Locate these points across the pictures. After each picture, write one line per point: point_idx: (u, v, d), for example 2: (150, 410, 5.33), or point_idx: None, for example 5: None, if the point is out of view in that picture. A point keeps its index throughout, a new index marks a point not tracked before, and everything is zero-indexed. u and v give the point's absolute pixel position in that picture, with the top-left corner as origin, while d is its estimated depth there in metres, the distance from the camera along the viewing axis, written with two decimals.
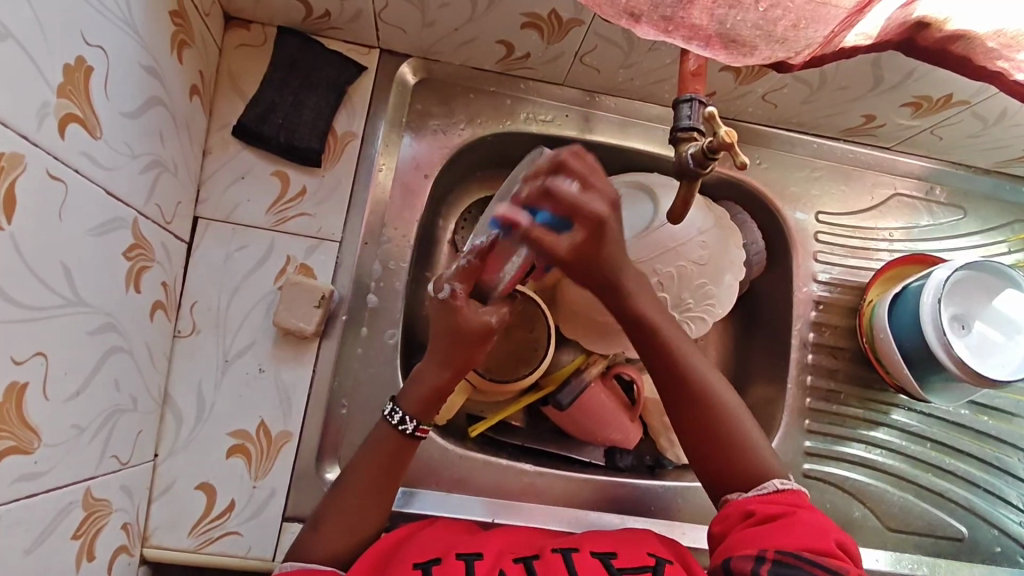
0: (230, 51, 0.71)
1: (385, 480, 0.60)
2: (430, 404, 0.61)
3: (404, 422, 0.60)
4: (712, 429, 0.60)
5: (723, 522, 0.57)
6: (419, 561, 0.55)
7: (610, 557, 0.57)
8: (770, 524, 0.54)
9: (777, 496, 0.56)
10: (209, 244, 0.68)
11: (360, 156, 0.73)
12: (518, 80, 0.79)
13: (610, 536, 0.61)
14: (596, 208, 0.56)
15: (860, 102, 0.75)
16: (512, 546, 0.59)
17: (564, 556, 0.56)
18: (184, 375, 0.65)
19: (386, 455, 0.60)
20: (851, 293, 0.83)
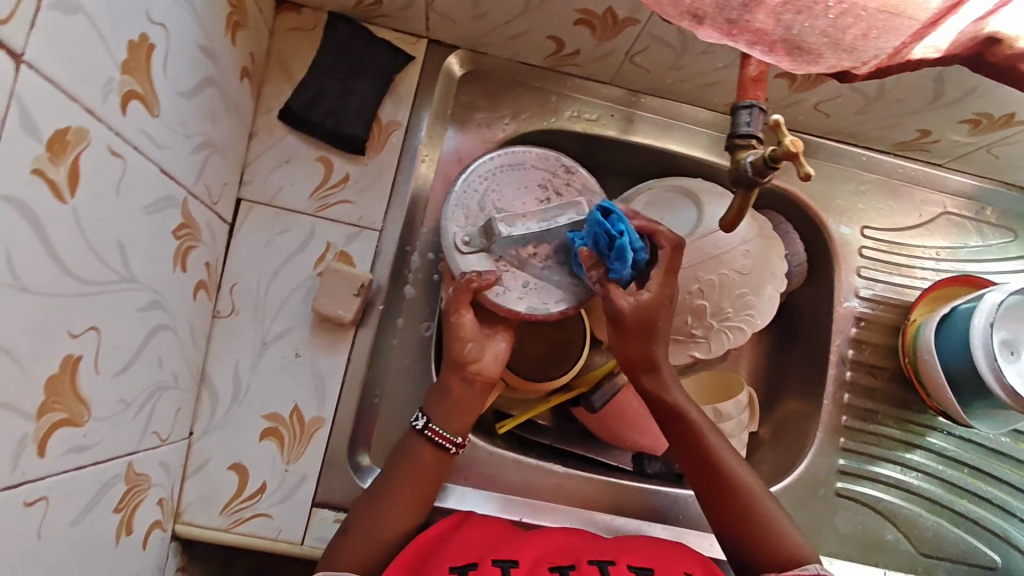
0: (281, 35, 0.71)
1: (421, 493, 0.64)
2: (439, 401, 0.66)
3: (416, 418, 0.66)
4: (737, 509, 0.63)
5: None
6: (456, 565, 0.56)
7: (648, 573, 0.57)
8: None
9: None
10: (252, 227, 0.68)
11: (404, 147, 0.73)
12: (565, 77, 0.78)
13: (645, 550, 0.61)
14: (619, 302, 0.64)
15: (917, 116, 0.73)
16: (545, 552, 0.59)
17: (600, 570, 0.56)
18: (221, 355, 0.66)
19: (425, 467, 0.64)
20: (894, 311, 0.81)
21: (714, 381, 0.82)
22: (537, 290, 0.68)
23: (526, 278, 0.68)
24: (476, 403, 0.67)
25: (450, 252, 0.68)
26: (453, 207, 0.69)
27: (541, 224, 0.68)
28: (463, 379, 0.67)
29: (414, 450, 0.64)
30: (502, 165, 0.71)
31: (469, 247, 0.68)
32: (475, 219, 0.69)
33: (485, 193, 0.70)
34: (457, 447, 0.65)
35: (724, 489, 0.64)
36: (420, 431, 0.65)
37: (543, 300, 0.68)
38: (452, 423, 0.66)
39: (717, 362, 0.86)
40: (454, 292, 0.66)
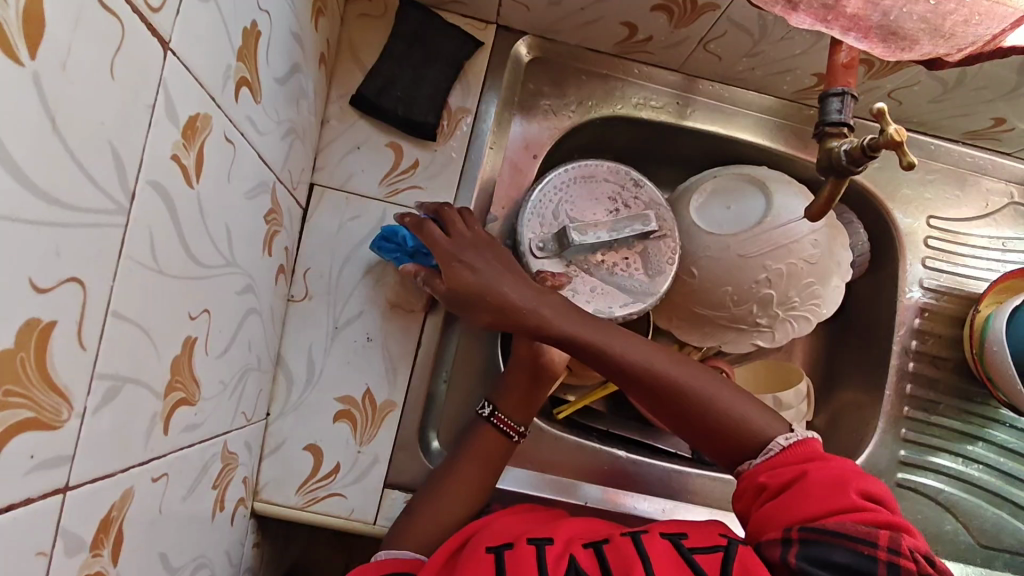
0: (352, 21, 0.71)
1: (484, 477, 0.66)
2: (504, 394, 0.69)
3: (481, 405, 0.68)
4: (695, 415, 0.59)
5: (743, 500, 0.57)
6: (492, 547, 0.56)
7: (681, 537, 0.54)
8: (784, 493, 0.53)
9: (783, 456, 0.56)
10: (324, 213, 0.69)
11: (472, 133, 0.73)
12: (632, 64, 0.77)
13: (683, 520, 0.58)
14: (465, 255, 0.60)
15: (993, 105, 0.72)
16: (582, 533, 0.58)
17: (634, 539, 0.54)
18: (296, 339, 0.67)
19: (489, 453, 0.66)
20: (957, 303, 0.80)
21: (770, 370, 0.83)
22: (606, 293, 0.70)
23: (596, 282, 0.71)
24: (538, 394, 0.69)
25: (526, 257, 0.70)
26: (529, 214, 0.71)
27: (612, 232, 0.70)
28: (529, 373, 0.69)
29: (480, 438, 0.67)
30: (573, 177, 0.73)
31: (544, 252, 0.70)
32: (551, 225, 0.71)
33: (556, 202, 0.72)
34: (520, 436, 0.68)
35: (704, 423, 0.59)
36: (486, 419, 0.67)
37: (611, 303, 0.70)
38: (516, 414, 0.68)
39: (774, 352, 0.86)
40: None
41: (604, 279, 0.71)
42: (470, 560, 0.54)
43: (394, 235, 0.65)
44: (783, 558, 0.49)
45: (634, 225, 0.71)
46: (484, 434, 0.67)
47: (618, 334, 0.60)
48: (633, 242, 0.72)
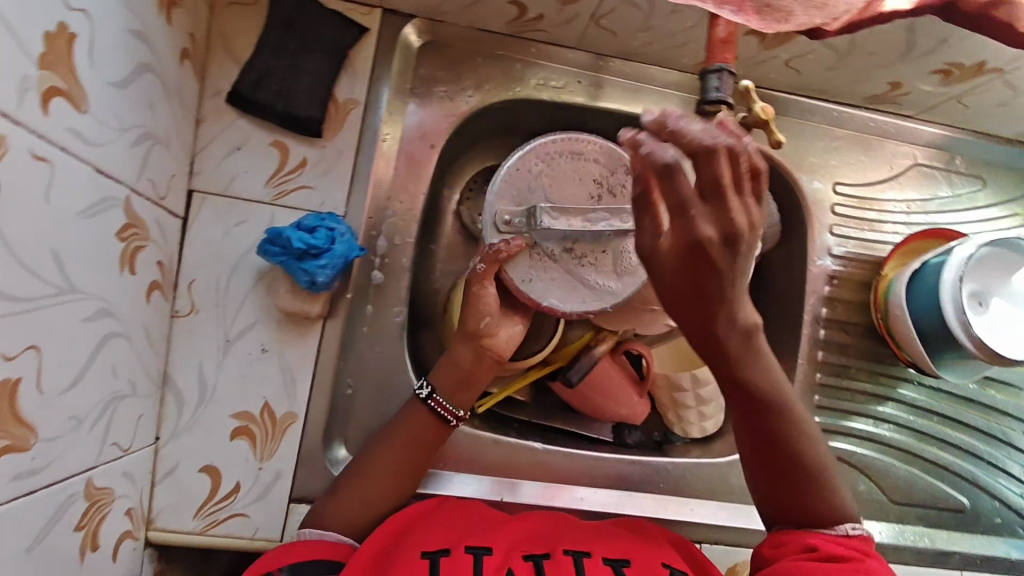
0: (222, 9, 0.65)
1: (416, 459, 0.64)
2: (447, 376, 0.66)
3: (420, 386, 0.66)
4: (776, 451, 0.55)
5: (778, 547, 0.55)
6: (430, 550, 0.56)
7: (622, 564, 0.58)
8: (835, 563, 0.51)
9: (848, 538, 0.54)
10: (206, 221, 0.65)
11: (362, 125, 0.69)
12: (528, 43, 0.74)
13: (620, 540, 0.62)
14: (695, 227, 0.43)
15: (889, 69, 0.71)
16: (525, 540, 0.60)
17: (576, 560, 0.57)
18: (184, 357, 0.64)
19: (422, 436, 0.64)
20: (865, 268, 0.82)
21: (691, 347, 0.83)
22: (562, 286, 0.69)
23: (558, 272, 0.69)
24: (480, 375, 0.67)
25: (488, 227, 0.69)
26: (502, 181, 0.69)
27: (585, 222, 0.68)
28: (476, 353, 0.67)
29: (414, 418, 0.64)
30: (589, 150, 0.70)
31: (508, 225, 0.69)
32: (518, 196, 0.69)
33: (541, 174, 0.69)
34: (458, 419, 0.66)
35: (809, 472, 0.55)
36: (422, 401, 0.65)
37: (563, 296, 0.69)
38: (456, 396, 0.66)
39: None
40: (479, 269, 0.68)
41: (566, 270, 0.69)
42: (406, 561, 0.55)
43: (278, 236, 0.60)
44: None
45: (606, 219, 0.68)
46: (417, 415, 0.65)
47: (767, 363, 0.52)
48: (606, 238, 0.69)
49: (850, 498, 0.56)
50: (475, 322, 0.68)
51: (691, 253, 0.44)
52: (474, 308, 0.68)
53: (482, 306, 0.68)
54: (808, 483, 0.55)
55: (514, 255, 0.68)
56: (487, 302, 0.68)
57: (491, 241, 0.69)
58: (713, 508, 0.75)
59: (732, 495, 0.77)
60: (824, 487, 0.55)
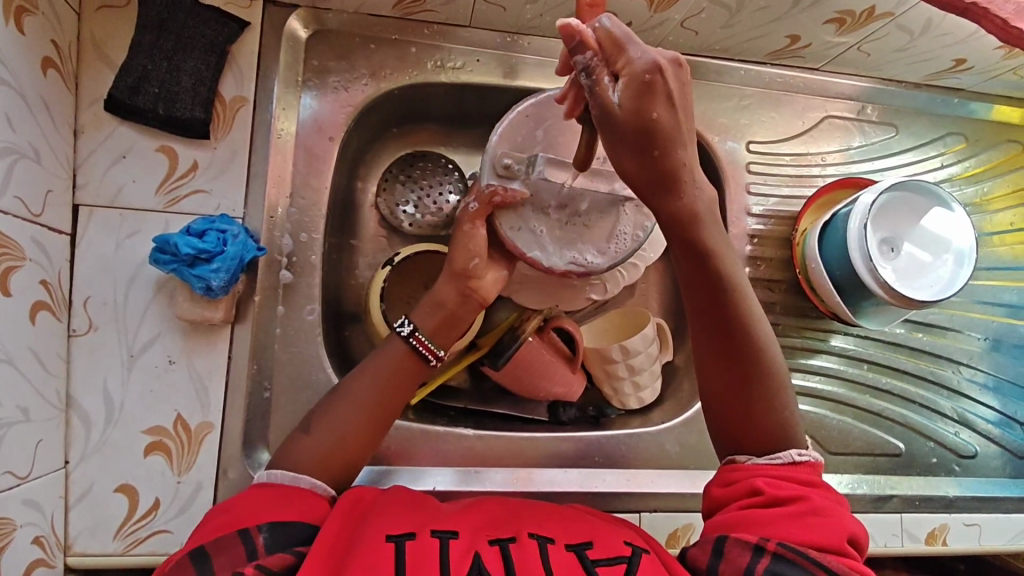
0: (91, 14, 0.63)
1: (393, 399, 0.61)
2: (432, 314, 0.65)
3: (401, 325, 0.63)
4: (728, 371, 0.58)
5: (728, 487, 0.57)
6: (393, 533, 0.51)
7: (586, 548, 0.54)
8: (778, 507, 0.53)
9: (792, 469, 0.56)
10: (95, 234, 0.63)
11: (254, 122, 0.67)
12: (422, 25, 0.72)
13: (586, 527, 0.58)
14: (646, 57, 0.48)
15: (783, 21, 0.71)
16: (489, 525, 0.56)
17: (540, 544, 0.53)
18: (86, 376, 0.62)
19: (399, 373, 0.62)
20: (785, 224, 0.82)
21: (623, 319, 0.81)
22: (553, 245, 0.68)
23: (550, 230, 0.68)
24: (465, 317, 0.66)
25: (485, 167, 0.67)
26: (507, 125, 0.67)
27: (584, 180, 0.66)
28: (461, 294, 0.65)
29: (392, 356, 0.62)
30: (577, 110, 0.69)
31: (507, 170, 0.66)
32: (520, 143, 0.68)
33: (546, 124, 0.68)
34: (438, 360, 0.64)
35: (756, 368, 0.58)
36: (405, 338, 0.63)
37: (549, 252, 0.68)
38: (438, 336, 0.65)
39: (625, 299, 0.86)
40: (472, 207, 0.66)
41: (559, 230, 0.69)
42: (371, 542, 0.49)
43: (166, 243, 0.59)
44: (751, 567, 0.50)
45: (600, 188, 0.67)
46: (397, 352, 0.62)
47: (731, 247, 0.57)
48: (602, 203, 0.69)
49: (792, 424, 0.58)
50: (462, 262, 0.65)
51: (642, 80, 0.48)
52: (465, 248, 0.65)
53: (470, 248, 0.66)
54: (756, 383, 0.58)
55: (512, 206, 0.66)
56: (474, 244, 0.66)
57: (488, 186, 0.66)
58: (651, 476, 0.75)
59: (670, 462, 0.77)
60: (770, 397, 0.58)
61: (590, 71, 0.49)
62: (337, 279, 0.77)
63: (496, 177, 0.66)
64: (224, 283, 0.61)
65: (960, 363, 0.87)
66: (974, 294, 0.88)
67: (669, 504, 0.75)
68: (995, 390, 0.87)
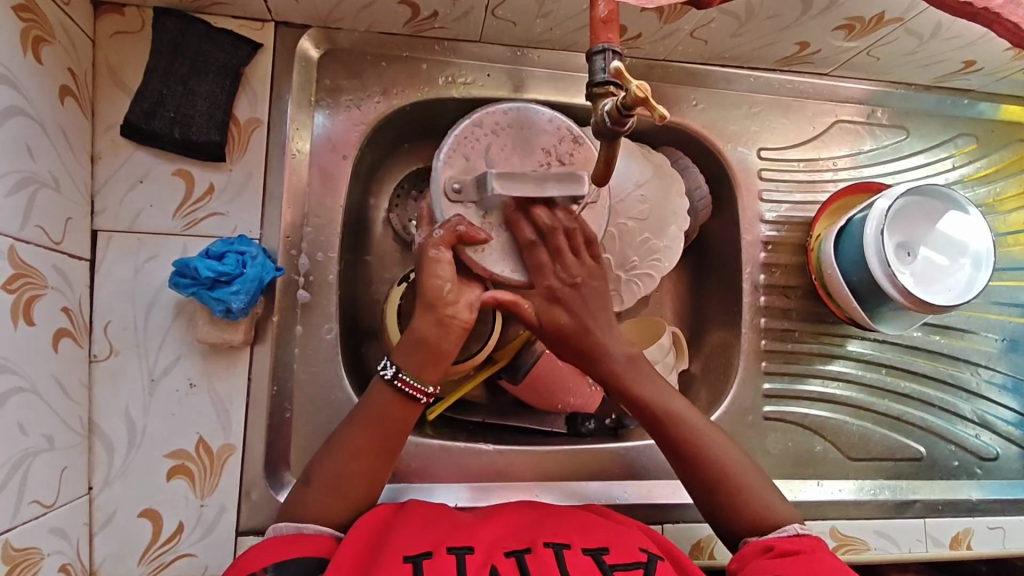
0: (105, 40, 0.64)
1: (387, 441, 0.58)
2: (411, 351, 0.57)
3: (384, 367, 0.58)
4: (701, 463, 0.62)
5: (740, 558, 0.58)
6: (410, 553, 0.51)
7: (601, 552, 0.54)
8: (789, 559, 0.55)
9: (797, 536, 0.58)
10: (115, 259, 0.63)
11: (269, 143, 0.68)
12: (432, 42, 0.73)
13: (600, 529, 0.58)
14: None
15: (793, 29, 0.71)
16: (504, 537, 0.56)
17: (556, 553, 0.53)
18: (108, 402, 0.62)
19: (388, 415, 0.57)
20: (799, 229, 0.82)
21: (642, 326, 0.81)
22: (520, 256, 0.61)
23: (514, 247, 0.61)
24: (449, 348, 0.58)
25: (436, 195, 0.59)
26: (449, 149, 0.59)
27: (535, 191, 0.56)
28: (442, 324, 0.57)
29: (381, 401, 0.57)
30: (510, 122, 0.61)
31: (458, 195, 0.59)
32: (466, 164, 0.60)
33: (497, 143, 0.60)
34: (428, 397, 0.58)
35: (712, 455, 0.62)
36: (390, 381, 0.57)
37: (521, 269, 0.61)
38: (424, 372, 0.58)
39: (640, 309, 0.85)
40: (435, 235, 0.57)
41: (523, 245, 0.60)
42: (388, 566, 0.50)
43: (186, 267, 0.60)
44: None
45: (557, 187, 0.57)
46: (385, 398, 0.58)
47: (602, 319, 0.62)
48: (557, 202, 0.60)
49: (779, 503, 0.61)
50: (432, 289, 0.57)
51: None
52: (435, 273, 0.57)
53: (440, 275, 0.57)
54: (722, 462, 0.62)
55: (477, 239, 0.58)
56: (443, 270, 0.57)
57: (448, 220, 0.58)
58: (673, 487, 0.75)
59: None
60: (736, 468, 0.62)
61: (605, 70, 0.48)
62: (353, 296, 0.77)
63: (450, 206, 0.59)
64: (237, 298, 0.61)
65: (979, 364, 0.86)
66: (990, 295, 0.87)
67: (692, 514, 0.74)
68: (1014, 390, 0.87)
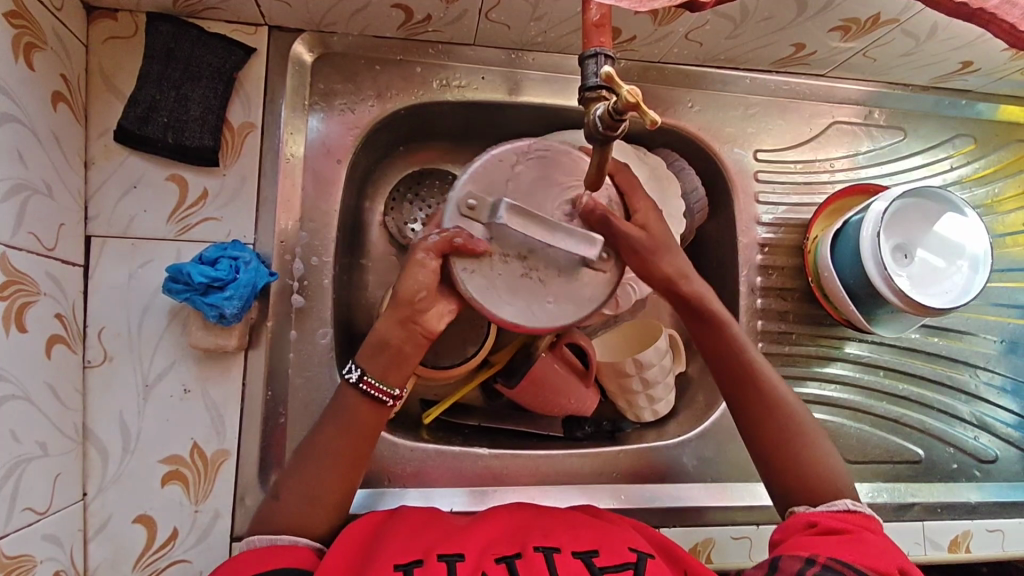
0: (98, 46, 0.64)
1: (358, 447, 0.58)
2: (374, 355, 0.58)
3: (348, 370, 0.58)
4: (770, 418, 0.62)
5: (784, 531, 0.58)
6: (401, 561, 0.51)
7: (592, 555, 0.54)
8: (833, 537, 0.54)
9: (847, 515, 0.56)
10: (109, 264, 0.63)
11: (262, 148, 0.68)
12: (426, 45, 0.72)
13: (594, 532, 0.58)
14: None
15: (789, 31, 0.71)
16: (496, 541, 0.56)
17: (547, 557, 0.53)
18: (102, 408, 0.62)
19: (356, 420, 0.57)
20: (796, 231, 0.81)
21: (635, 331, 0.81)
22: (513, 291, 0.57)
23: (509, 278, 0.57)
24: (413, 353, 0.58)
25: (450, 205, 0.57)
26: (477, 168, 0.58)
27: (546, 235, 0.55)
28: (405, 326, 0.58)
29: (346, 406, 0.58)
30: (539, 155, 0.59)
31: (472, 211, 0.57)
32: (490, 189, 0.58)
33: (523, 171, 0.59)
34: (394, 399, 0.58)
35: (782, 414, 0.62)
36: (354, 385, 0.57)
37: (503, 302, 0.57)
38: (390, 376, 0.58)
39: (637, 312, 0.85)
40: (429, 239, 0.56)
41: (517, 278, 0.57)
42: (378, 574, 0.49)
43: (179, 272, 0.60)
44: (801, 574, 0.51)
45: (566, 237, 0.56)
46: (350, 402, 0.58)
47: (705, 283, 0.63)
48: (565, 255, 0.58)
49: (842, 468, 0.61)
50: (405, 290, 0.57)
51: None
52: (412, 279, 0.57)
53: (419, 280, 0.57)
54: (789, 422, 0.62)
55: (473, 251, 0.56)
56: (424, 276, 0.57)
57: (450, 227, 0.57)
58: (669, 490, 0.74)
59: (688, 476, 0.76)
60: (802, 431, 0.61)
61: (597, 75, 0.48)
62: (348, 300, 0.77)
63: (459, 220, 0.57)
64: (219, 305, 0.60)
65: (977, 366, 0.86)
66: (988, 296, 0.87)
67: (690, 518, 0.74)
68: (1013, 392, 0.86)
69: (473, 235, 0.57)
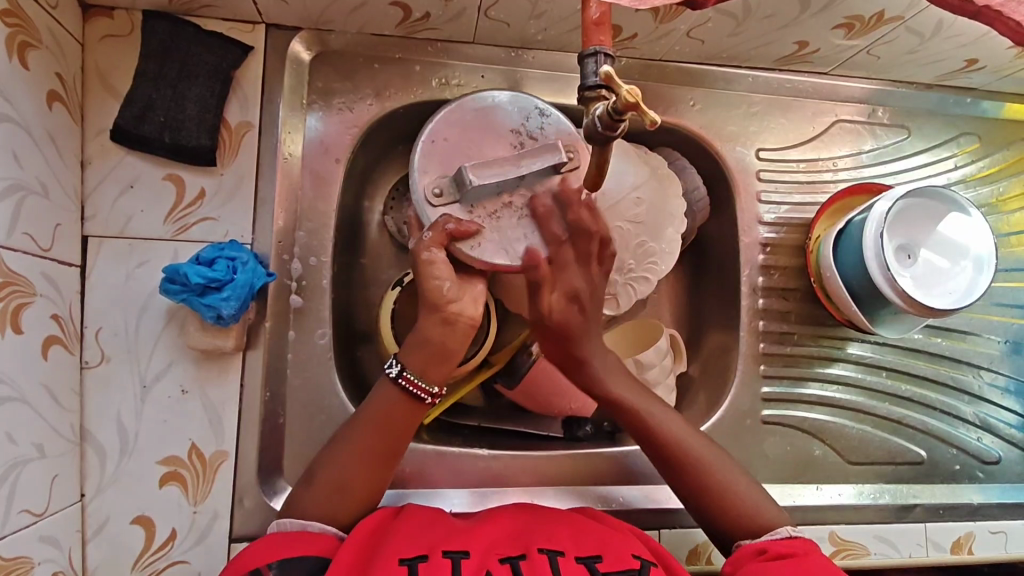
0: (95, 44, 0.63)
1: (393, 441, 0.58)
2: (413, 350, 0.57)
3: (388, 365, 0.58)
4: (684, 465, 0.62)
5: (732, 562, 0.58)
6: (406, 556, 0.51)
7: (595, 561, 0.54)
8: (783, 561, 0.55)
9: (790, 540, 0.58)
10: (105, 264, 0.62)
11: (260, 147, 0.67)
12: (425, 43, 0.72)
13: (595, 534, 0.58)
14: None
15: (792, 28, 0.70)
16: (500, 542, 0.55)
17: (551, 559, 0.53)
18: (99, 409, 0.61)
19: (393, 413, 0.58)
20: (799, 231, 0.81)
21: (636, 331, 0.80)
22: (517, 233, 0.58)
23: (507, 223, 0.58)
24: (455, 348, 0.58)
25: (419, 204, 0.58)
26: (421, 156, 0.58)
27: (516, 168, 0.56)
28: (442, 323, 0.57)
29: (385, 399, 0.58)
30: (468, 113, 0.60)
31: (441, 198, 0.57)
32: (443, 166, 0.58)
33: (460, 136, 0.59)
34: (432, 397, 0.58)
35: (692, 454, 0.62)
36: (394, 380, 0.58)
37: (514, 244, 0.58)
38: (428, 372, 0.58)
39: (638, 312, 0.84)
40: (426, 237, 0.56)
41: (514, 221, 0.58)
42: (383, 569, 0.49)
43: (176, 273, 0.59)
44: None
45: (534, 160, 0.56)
46: (390, 395, 0.58)
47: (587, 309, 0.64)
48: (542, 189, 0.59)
49: (762, 498, 0.62)
50: (432, 289, 0.57)
51: None
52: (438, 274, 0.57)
53: (439, 275, 0.56)
54: (704, 462, 0.62)
55: (468, 232, 0.56)
56: (442, 270, 0.57)
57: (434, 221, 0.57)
58: (670, 491, 0.74)
59: None
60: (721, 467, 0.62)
61: (597, 75, 0.47)
62: (348, 299, 0.76)
63: (436, 207, 0.57)
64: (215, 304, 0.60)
65: (981, 366, 0.85)
66: (992, 297, 0.86)
67: (691, 519, 0.74)
68: (1016, 393, 0.86)
69: (460, 219, 0.57)
